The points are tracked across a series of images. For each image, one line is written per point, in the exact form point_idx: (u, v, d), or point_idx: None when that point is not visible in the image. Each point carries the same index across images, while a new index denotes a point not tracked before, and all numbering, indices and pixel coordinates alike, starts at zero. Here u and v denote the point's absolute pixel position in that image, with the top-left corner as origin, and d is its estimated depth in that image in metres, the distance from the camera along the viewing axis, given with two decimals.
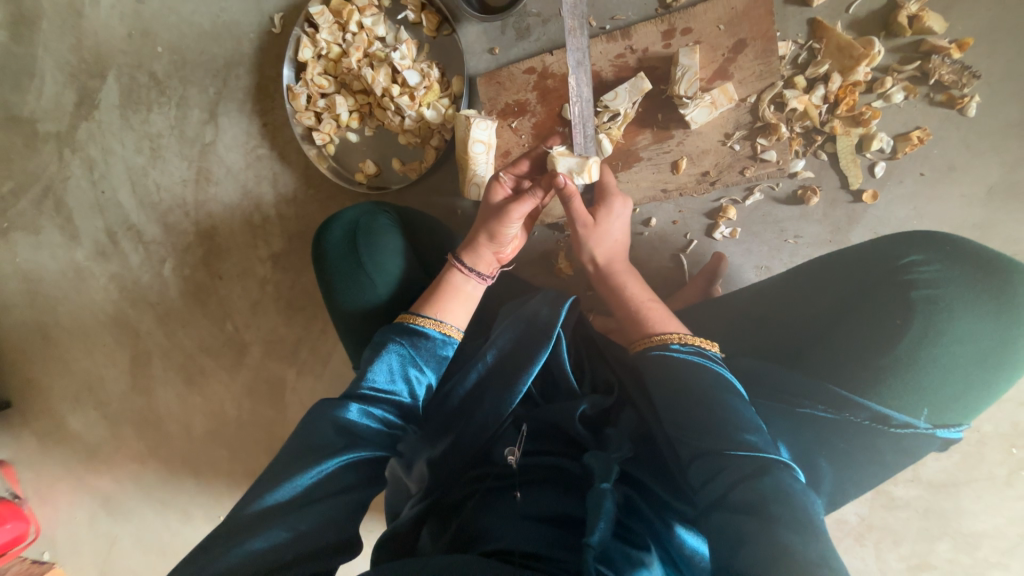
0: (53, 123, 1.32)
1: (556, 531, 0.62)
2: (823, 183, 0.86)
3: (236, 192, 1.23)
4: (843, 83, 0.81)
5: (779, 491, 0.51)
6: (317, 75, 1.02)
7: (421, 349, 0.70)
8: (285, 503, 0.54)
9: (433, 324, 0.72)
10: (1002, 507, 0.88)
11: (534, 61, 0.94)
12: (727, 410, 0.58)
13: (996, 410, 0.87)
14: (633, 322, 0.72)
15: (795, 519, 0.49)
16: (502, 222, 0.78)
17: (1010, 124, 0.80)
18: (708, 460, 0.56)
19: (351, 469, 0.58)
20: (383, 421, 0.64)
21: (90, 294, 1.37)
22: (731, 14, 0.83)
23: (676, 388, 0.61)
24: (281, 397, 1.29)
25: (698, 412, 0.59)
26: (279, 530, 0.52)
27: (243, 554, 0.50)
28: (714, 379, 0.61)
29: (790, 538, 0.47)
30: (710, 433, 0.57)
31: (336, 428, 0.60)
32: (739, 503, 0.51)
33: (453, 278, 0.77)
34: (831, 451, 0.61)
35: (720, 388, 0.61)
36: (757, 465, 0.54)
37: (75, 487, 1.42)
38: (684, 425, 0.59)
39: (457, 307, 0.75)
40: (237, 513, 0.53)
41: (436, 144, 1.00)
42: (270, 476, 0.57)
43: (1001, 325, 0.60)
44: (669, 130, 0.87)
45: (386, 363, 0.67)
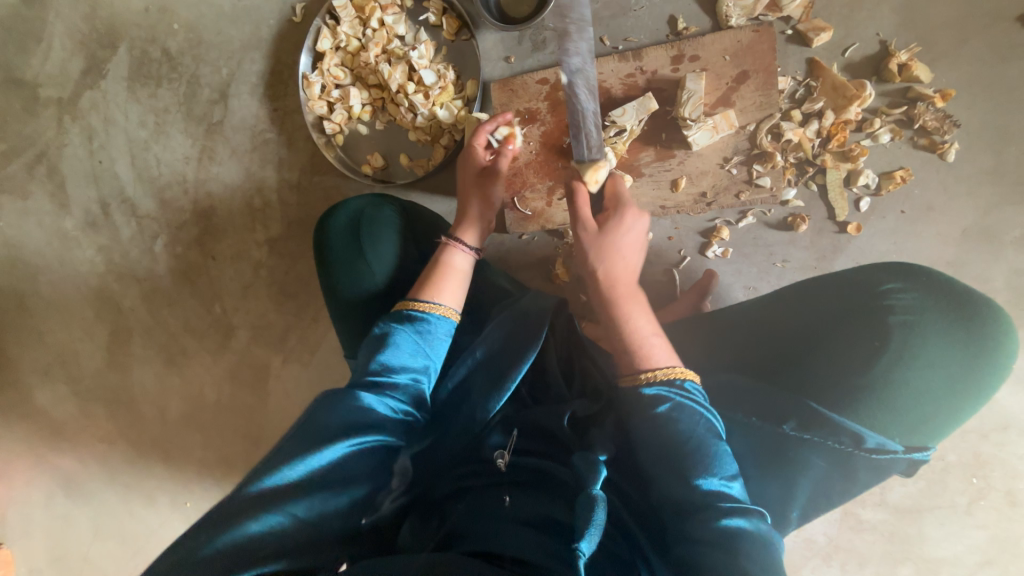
0: (56, 89, 1.31)
1: (542, 536, 0.61)
2: (812, 213, 0.90)
3: (239, 173, 1.23)
4: (836, 120, 0.86)
5: (751, 536, 0.54)
6: (333, 66, 1.03)
7: (429, 335, 0.74)
8: (287, 487, 0.55)
9: (431, 307, 0.75)
10: (962, 535, 0.92)
11: (547, 73, 0.98)
12: (705, 448, 0.60)
13: (960, 440, 0.91)
14: (625, 353, 0.69)
15: (763, 561, 0.53)
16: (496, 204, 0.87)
17: (984, 172, 0.86)
18: (682, 500, 0.58)
19: (354, 456, 0.60)
20: (393, 409, 0.67)
21: (75, 265, 1.34)
22: (737, 47, 0.88)
23: (666, 426, 0.61)
24: (263, 383, 1.27)
25: (678, 446, 0.60)
26: (279, 514, 0.53)
27: (244, 535, 0.51)
28: (693, 420, 0.61)
29: (752, 568, 0.52)
30: (683, 475, 0.59)
31: (341, 415, 0.61)
32: (709, 536, 0.54)
33: (447, 257, 0.82)
34: (808, 470, 0.64)
35: (694, 424, 0.61)
36: (729, 508, 0.56)
37: (35, 465, 1.37)
38: (663, 459, 0.60)
39: (453, 287, 0.80)
40: (237, 492, 0.54)
41: (445, 143, 1.02)
42: (272, 459, 0.57)
43: (966, 353, 0.64)
44: (671, 149, 0.91)
45: (392, 347, 0.70)
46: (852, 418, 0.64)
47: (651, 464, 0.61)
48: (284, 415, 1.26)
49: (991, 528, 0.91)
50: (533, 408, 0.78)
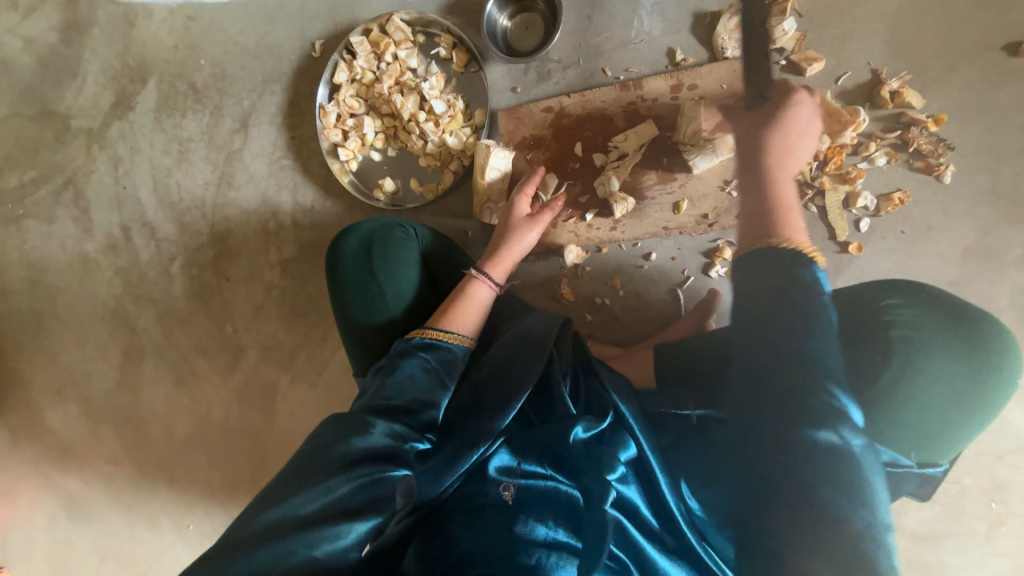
0: (87, 120, 1.38)
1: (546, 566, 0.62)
2: (814, 233, 0.92)
3: (256, 198, 1.28)
4: (832, 144, 0.88)
5: (838, 458, 0.48)
6: (349, 97, 1.09)
7: (443, 361, 0.77)
8: (287, 521, 0.55)
9: (447, 336, 0.80)
10: (984, 564, 0.89)
11: (551, 102, 1.02)
12: (818, 331, 0.54)
13: (975, 463, 0.89)
14: (762, 220, 0.64)
15: (845, 482, 0.47)
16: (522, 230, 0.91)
17: (981, 193, 0.88)
18: (779, 384, 0.52)
19: (360, 489, 0.58)
20: (400, 436, 0.65)
21: (93, 286, 1.38)
22: (734, 77, 0.93)
23: (771, 296, 0.56)
24: (271, 403, 1.28)
25: (787, 317, 0.55)
26: (283, 550, 0.53)
27: (246, 569, 0.51)
28: (806, 291, 0.55)
29: (831, 499, 0.46)
30: (789, 347, 0.54)
31: (344, 446, 0.61)
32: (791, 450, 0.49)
33: (473, 289, 0.87)
34: None
35: (810, 303, 0.55)
36: (820, 413, 0.50)
37: (41, 486, 1.37)
38: (763, 327, 0.56)
39: (471, 317, 0.85)
40: (240, 526, 0.55)
41: (454, 169, 1.06)
42: (275, 491, 0.58)
43: (970, 367, 0.64)
44: (673, 172, 0.95)
45: (406, 371, 0.73)
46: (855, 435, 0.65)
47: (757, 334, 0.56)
48: (290, 436, 1.27)
49: (1014, 557, 0.88)
50: (539, 428, 0.76)
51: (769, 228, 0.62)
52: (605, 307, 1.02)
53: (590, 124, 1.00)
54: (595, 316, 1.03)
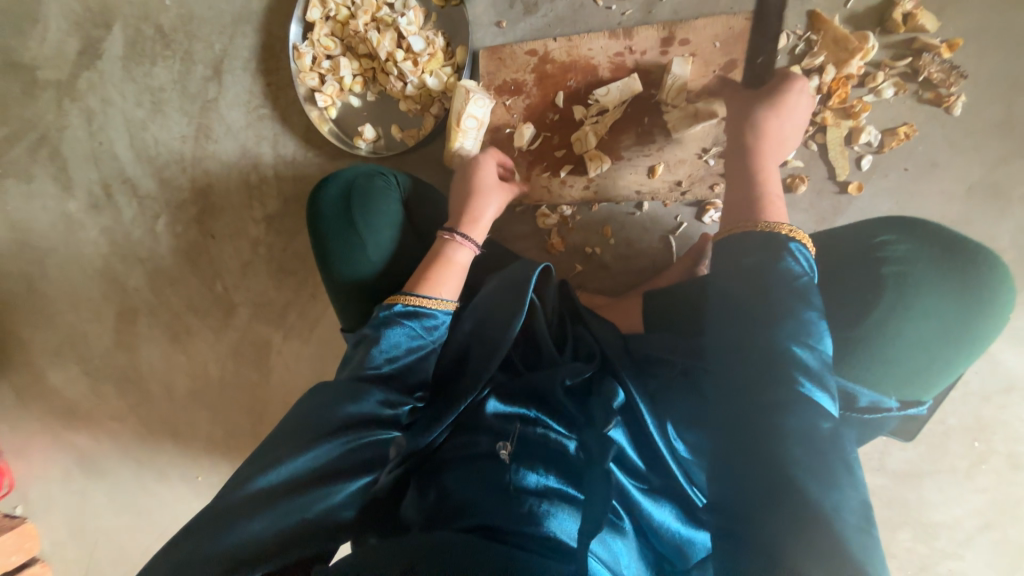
0: (54, 70, 1.31)
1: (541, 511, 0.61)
2: (812, 173, 0.88)
3: (236, 151, 1.23)
4: (837, 75, 0.82)
5: (812, 440, 0.47)
6: (323, 36, 1.02)
7: (430, 327, 0.73)
8: (276, 486, 0.57)
9: (431, 303, 0.74)
10: (962, 499, 0.91)
11: (536, 44, 0.94)
12: (794, 314, 0.52)
13: (961, 404, 0.90)
14: (744, 205, 0.64)
15: (825, 474, 0.46)
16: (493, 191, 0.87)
17: (992, 125, 0.83)
18: (754, 378, 0.51)
19: (348, 451, 0.61)
20: (386, 402, 0.66)
21: (80, 247, 1.36)
22: (728, 33, 0.85)
23: (750, 287, 0.54)
24: (266, 360, 1.29)
25: (763, 304, 0.53)
26: (276, 514, 0.56)
27: (242, 535, 0.54)
28: (786, 280, 0.53)
29: (810, 488, 0.45)
30: (762, 331, 0.52)
31: (326, 415, 0.61)
32: (765, 434, 0.48)
33: (450, 252, 0.80)
34: None
35: (786, 286, 0.53)
36: (793, 397, 0.49)
37: (51, 443, 1.41)
38: (739, 316, 0.54)
39: (452, 281, 0.78)
40: (228, 494, 0.57)
41: (436, 112, 1.01)
42: (261, 458, 0.59)
43: (964, 302, 0.62)
44: (652, 134, 0.90)
45: (390, 341, 0.69)
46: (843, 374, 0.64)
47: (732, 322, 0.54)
48: (287, 391, 1.28)
49: (992, 492, 0.90)
50: (527, 375, 0.76)
51: (754, 212, 0.61)
52: (595, 256, 1.00)
53: (574, 74, 0.92)
54: (585, 266, 1.01)
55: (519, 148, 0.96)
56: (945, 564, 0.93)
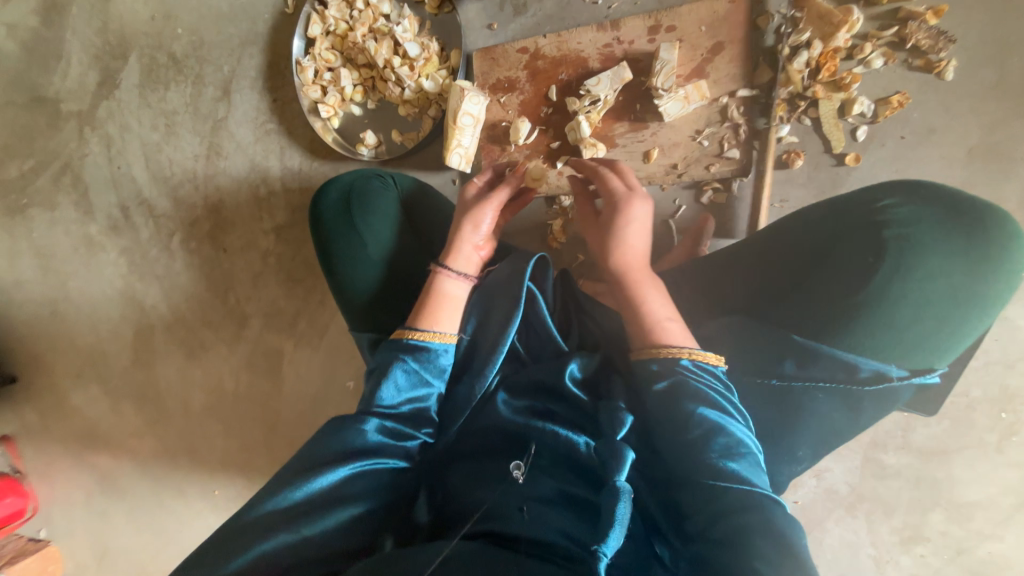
0: (76, 103, 1.39)
1: (559, 513, 0.58)
2: (807, 147, 0.88)
3: (245, 166, 1.29)
4: (825, 49, 0.83)
5: (767, 528, 0.51)
6: (324, 50, 1.07)
7: (430, 363, 0.71)
8: (293, 506, 0.55)
9: (431, 336, 0.73)
10: (995, 475, 0.88)
11: (527, 42, 0.97)
12: (713, 427, 0.59)
13: (984, 373, 0.87)
14: (639, 330, 0.69)
15: (778, 556, 0.50)
16: (477, 212, 0.83)
17: (987, 87, 0.83)
18: (682, 492, 0.58)
19: (358, 476, 0.60)
20: (389, 433, 0.66)
21: (100, 268, 1.41)
22: (714, 17, 0.87)
23: (665, 404, 0.61)
24: (279, 369, 1.31)
25: (682, 429, 0.59)
26: (283, 535, 0.52)
27: (255, 556, 0.50)
28: (694, 395, 0.61)
29: (766, 572, 0.49)
30: (686, 447, 0.59)
31: (340, 442, 0.61)
32: (720, 537, 0.52)
33: (440, 285, 0.78)
34: (811, 411, 0.64)
35: (697, 400, 0.60)
36: (738, 500, 0.54)
37: (74, 463, 1.44)
38: (664, 424, 0.61)
39: (451, 314, 0.76)
40: (243, 516, 0.54)
41: (433, 114, 1.04)
42: (275, 483, 0.58)
43: (972, 259, 0.60)
44: (644, 121, 0.91)
45: (394, 379, 0.69)
46: (843, 342, 0.63)
47: (665, 442, 0.61)
48: (299, 399, 1.30)
49: None
50: (530, 366, 0.76)
51: (643, 342, 0.67)
52: None
53: (565, 67, 0.95)
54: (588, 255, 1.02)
55: (515, 143, 0.98)
56: (984, 546, 0.89)
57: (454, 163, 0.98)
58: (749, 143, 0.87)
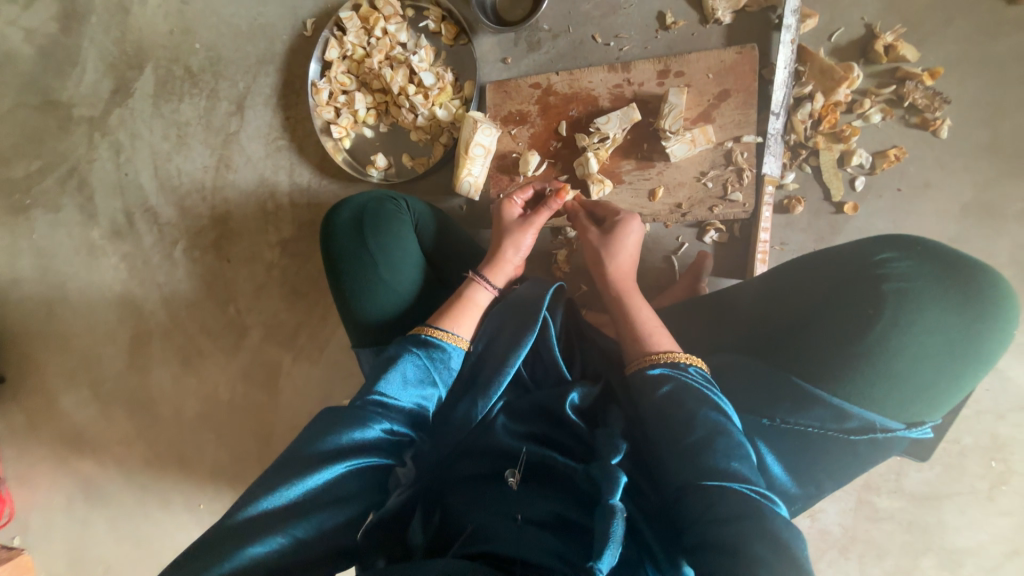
0: (88, 108, 1.40)
1: (547, 535, 0.59)
2: (808, 194, 0.92)
3: (254, 180, 1.30)
4: (826, 102, 0.87)
5: (765, 534, 0.52)
6: (340, 73, 1.10)
7: (440, 361, 0.72)
8: (282, 509, 0.54)
9: (446, 336, 0.74)
10: (985, 523, 0.89)
11: (540, 78, 1.00)
12: (716, 430, 0.60)
13: (975, 422, 0.89)
14: (632, 339, 0.73)
15: (780, 563, 0.50)
16: (518, 233, 0.87)
17: (981, 147, 0.87)
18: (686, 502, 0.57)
19: (353, 476, 0.58)
20: (389, 430, 0.63)
21: (100, 272, 1.41)
22: (721, 66, 0.91)
23: (665, 406, 0.63)
24: (275, 382, 1.30)
25: (685, 432, 0.60)
26: (277, 537, 0.52)
27: (243, 559, 0.50)
28: (696, 400, 0.62)
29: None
30: (694, 448, 0.59)
31: (334, 441, 0.59)
32: (721, 544, 0.52)
33: (473, 293, 0.81)
34: (807, 456, 0.65)
35: (701, 404, 0.62)
36: (738, 508, 0.54)
37: (58, 469, 1.41)
38: (664, 431, 0.62)
39: (471, 321, 0.79)
40: (231, 516, 0.53)
41: (445, 141, 1.07)
42: (264, 481, 0.56)
43: (966, 318, 0.62)
44: (651, 159, 0.94)
45: (402, 371, 0.68)
46: (840, 390, 0.64)
47: (665, 447, 0.61)
48: (295, 414, 1.29)
49: (1016, 515, 0.88)
50: (535, 392, 0.75)
51: (638, 349, 0.71)
52: None
53: (576, 104, 0.98)
54: (591, 285, 1.05)
55: (524, 174, 1.00)
56: None
57: (463, 190, 1.01)
58: (751, 188, 0.90)
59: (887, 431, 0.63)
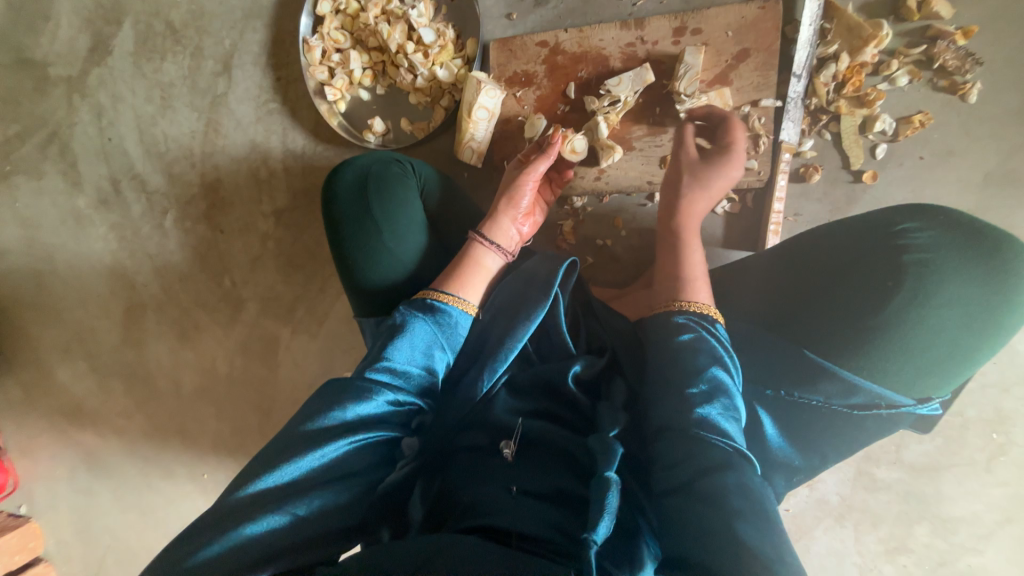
0: (64, 67, 1.32)
1: (547, 509, 0.58)
2: (825, 162, 0.89)
3: (245, 145, 1.24)
4: (851, 63, 0.83)
5: (741, 487, 0.52)
6: (333, 29, 1.03)
7: (446, 328, 0.69)
8: (283, 487, 0.53)
9: (453, 301, 0.71)
10: (981, 493, 0.91)
11: (547, 35, 0.94)
12: (718, 389, 0.59)
13: (979, 395, 0.90)
14: (659, 289, 0.71)
15: (755, 514, 0.51)
16: (515, 191, 0.83)
17: (1009, 113, 0.83)
18: (669, 452, 0.56)
19: (354, 453, 0.57)
20: (396, 402, 0.62)
21: (88, 243, 1.36)
22: (741, 23, 0.85)
23: (661, 362, 0.62)
24: (274, 355, 1.28)
25: (686, 381, 0.59)
26: (278, 515, 0.51)
27: (243, 537, 0.50)
28: (702, 353, 0.61)
29: (746, 532, 0.49)
30: (681, 398, 0.58)
31: (335, 418, 0.57)
32: (699, 492, 0.52)
33: (476, 254, 0.78)
34: (812, 429, 0.64)
35: (707, 360, 0.60)
36: (722, 459, 0.54)
37: (58, 440, 1.41)
38: (661, 385, 0.61)
39: (479, 284, 0.77)
40: (230, 494, 0.52)
41: (446, 104, 1.01)
42: (264, 458, 0.55)
43: (988, 289, 0.60)
44: (663, 125, 0.89)
45: (408, 339, 0.66)
46: (851, 364, 0.63)
47: (658, 399, 0.61)
48: (295, 387, 1.28)
49: (1012, 485, 0.90)
50: (540, 366, 0.73)
51: (676, 294, 0.68)
52: (606, 248, 1.01)
53: (585, 64, 0.92)
54: (596, 258, 1.02)
55: (530, 140, 0.95)
56: (965, 560, 0.92)
57: (467, 157, 0.97)
58: (767, 156, 0.86)
59: (892, 406, 0.62)
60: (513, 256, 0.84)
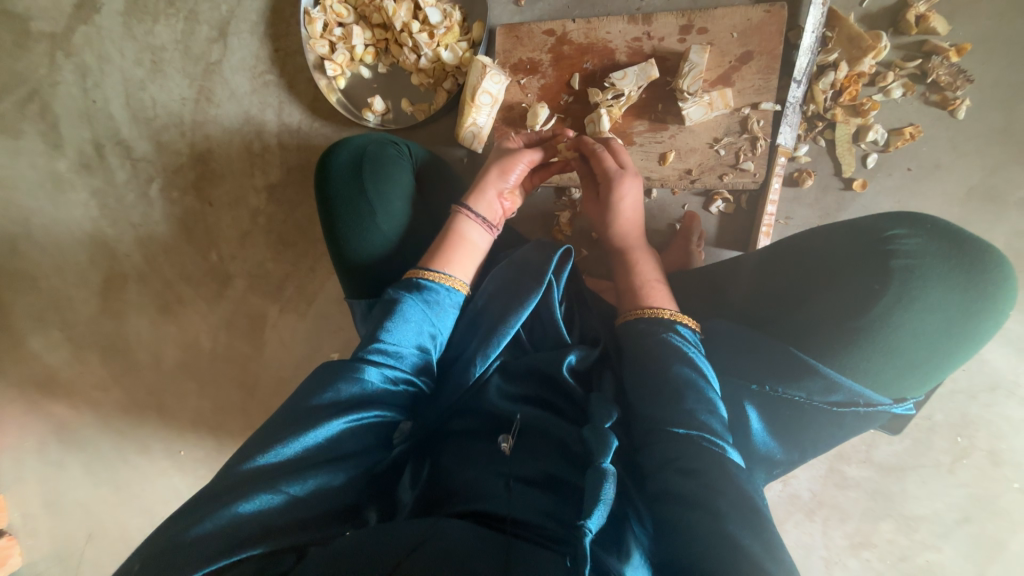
0: (48, 23, 1.27)
1: (535, 493, 0.59)
2: (818, 169, 0.91)
3: (238, 116, 1.21)
4: (849, 72, 0.85)
5: (730, 490, 0.53)
6: (336, 3, 1.01)
7: (436, 306, 0.69)
8: (279, 465, 0.52)
9: (440, 278, 0.72)
10: (943, 492, 0.96)
11: (555, 24, 0.94)
12: (691, 384, 0.61)
13: (948, 400, 0.95)
14: (626, 292, 0.74)
15: (748, 519, 0.51)
16: (507, 162, 0.83)
17: (995, 131, 0.86)
18: (661, 448, 0.58)
19: (349, 433, 0.56)
20: (389, 379, 0.62)
21: (68, 208, 1.31)
22: (746, 25, 0.87)
23: (649, 361, 0.64)
24: (260, 332, 1.27)
25: (662, 381, 0.61)
26: (273, 493, 0.51)
27: (235, 516, 0.49)
28: (682, 356, 0.63)
29: (737, 532, 0.50)
30: (670, 402, 0.60)
31: (333, 397, 0.57)
32: (687, 495, 0.53)
33: (463, 229, 0.79)
34: (795, 424, 0.66)
35: (681, 359, 0.63)
36: (709, 460, 0.55)
37: (28, 411, 1.36)
38: (650, 387, 0.62)
39: (464, 261, 0.77)
40: (225, 472, 0.52)
41: (448, 87, 1.00)
42: (262, 436, 0.55)
43: (965, 296, 0.63)
44: (665, 121, 0.90)
45: (401, 318, 0.65)
46: (833, 362, 0.65)
47: (641, 395, 0.63)
48: (279, 366, 1.26)
49: (973, 487, 0.95)
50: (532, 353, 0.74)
51: (630, 302, 0.73)
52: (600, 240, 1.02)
53: (591, 56, 0.92)
54: (591, 250, 1.03)
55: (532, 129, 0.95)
56: (924, 556, 0.96)
57: (467, 141, 0.97)
58: (763, 159, 0.88)
59: (871, 404, 0.63)
60: (498, 230, 0.84)
